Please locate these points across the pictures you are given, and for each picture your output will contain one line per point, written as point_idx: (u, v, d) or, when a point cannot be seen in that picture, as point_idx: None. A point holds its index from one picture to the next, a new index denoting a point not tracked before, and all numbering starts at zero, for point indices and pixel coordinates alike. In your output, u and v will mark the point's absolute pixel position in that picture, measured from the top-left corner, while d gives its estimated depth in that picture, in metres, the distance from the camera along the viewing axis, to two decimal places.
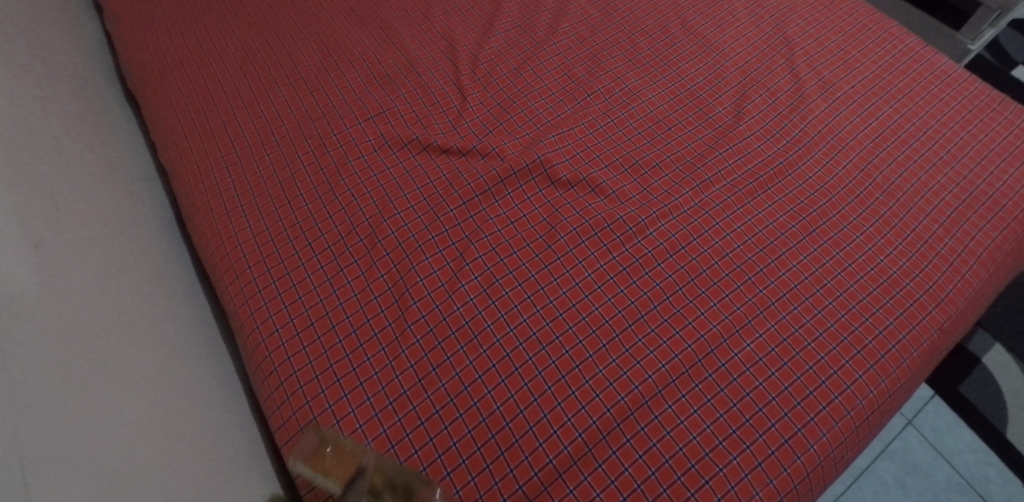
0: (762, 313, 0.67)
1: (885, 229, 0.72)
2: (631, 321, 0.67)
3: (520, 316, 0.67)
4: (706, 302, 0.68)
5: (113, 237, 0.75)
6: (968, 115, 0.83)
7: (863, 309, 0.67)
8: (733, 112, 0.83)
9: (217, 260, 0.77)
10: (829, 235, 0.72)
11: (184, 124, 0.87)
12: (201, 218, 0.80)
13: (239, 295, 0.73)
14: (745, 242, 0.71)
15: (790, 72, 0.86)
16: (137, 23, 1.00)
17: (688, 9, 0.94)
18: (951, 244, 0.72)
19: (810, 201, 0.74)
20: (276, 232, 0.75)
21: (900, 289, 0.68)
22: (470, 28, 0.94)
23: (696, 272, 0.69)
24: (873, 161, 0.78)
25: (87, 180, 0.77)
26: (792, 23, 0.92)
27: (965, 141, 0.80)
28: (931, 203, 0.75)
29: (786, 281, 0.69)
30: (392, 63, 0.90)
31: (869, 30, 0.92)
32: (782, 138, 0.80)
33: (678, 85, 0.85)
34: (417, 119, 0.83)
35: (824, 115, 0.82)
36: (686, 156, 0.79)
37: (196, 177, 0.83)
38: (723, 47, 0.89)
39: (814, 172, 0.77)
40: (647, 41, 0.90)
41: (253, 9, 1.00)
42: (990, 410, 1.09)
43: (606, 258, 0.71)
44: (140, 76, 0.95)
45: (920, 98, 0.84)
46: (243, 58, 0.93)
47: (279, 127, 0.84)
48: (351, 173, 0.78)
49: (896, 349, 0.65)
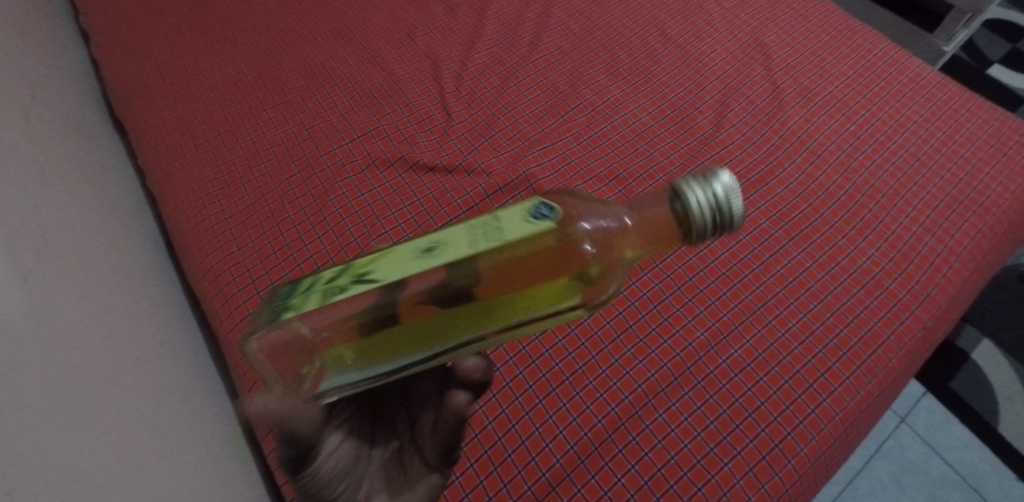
0: (748, 319, 0.68)
1: (866, 231, 0.74)
2: (620, 330, 0.67)
3: None
4: (693, 310, 0.68)
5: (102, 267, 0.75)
6: (944, 116, 0.84)
7: (848, 311, 0.68)
8: (714, 120, 0.84)
9: (208, 285, 0.77)
10: (811, 239, 0.73)
11: (172, 150, 0.88)
12: (190, 244, 0.81)
13: (230, 319, 0.73)
14: (729, 249, 0.72)
15: (768, 80, 0.87)
16: (123, 52, 1.01)
17: (666, 21, 0.96)
18: (931, 244, 0.73)
19: (792, 206, 0.76)
20: (265, 255, 0.76)
21: (882, 290, 0.70)
22: (453, 45, 0.95)
23: (682, 281, 0.70)
24: (852, 165, 0.79)
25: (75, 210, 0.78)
26: (768, 32, 0.94)
27: (940, 142, 0.82)
28: (910, 204, 0.76)
29: (771, 286, 0.70)
30: (377, 83, 0.91)
31: (844, 37, 0.94)
32: (763, 145, 0.81)
33: (659, 96, 0.87)
34: (403, 137, 0.84)
35: (802, 121, 0.83)
36: (670, 166, 0.80)
37: (185, 203, 0.83)
38: (702, 57, 0.91)
39: (794, 177, 0.78)
40: (627, 53, 0.92)
41: (237, 33, 1.00)
42: (982, 405, 1.10)
43: None
44: (128, 104, 0.96)
45: (896, 101, 0.86)
46: (228, 82, 0.93)
47: (267, 149, 0.85)
48: (339, 194, 0.79)
49: (881, 349, 0.66)
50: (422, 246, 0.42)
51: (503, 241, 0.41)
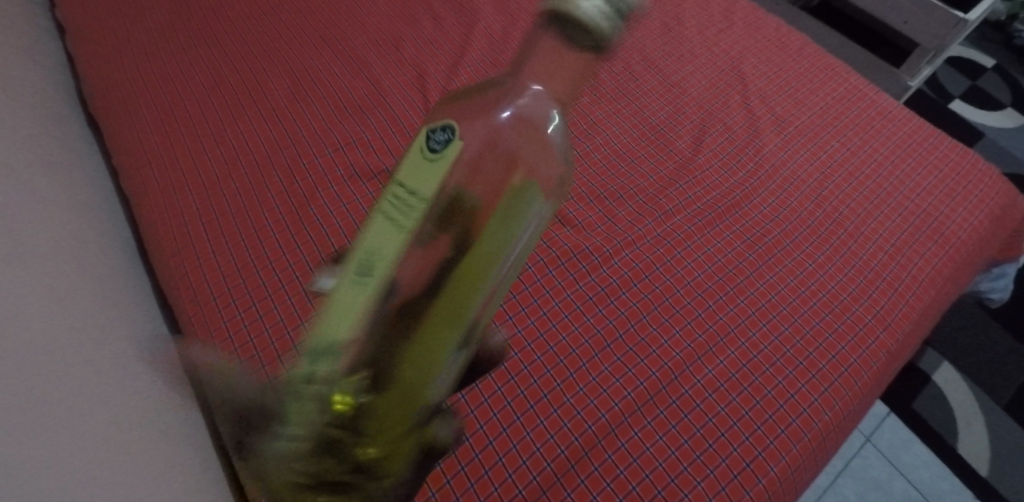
0: (723, 340, 0.69)
1: (835, 257, 0.76)
2: (598, 349, 0.68)
3: None
4: (669, 330, 0.70)
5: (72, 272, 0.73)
6: (909, 148, 0.88)
7: (817, 334, 0.70)
8: (693, 144, 0.86)
9: (182, 292, 0.76)
10: (783, 263, 0.75)
11: (149, 153, 0.86)
12: (165, 249, 0.79)
13: (204, 328, 0.72)
14: (705, 271, 0.74)
15: (745, 108, 0.90)
16: (102, 51, 0.99)
17: (649, 46, 0.98)
18: (896, 271, 0.76)
19: (766, 230, 0.78)
20: (243, 263, 0.75)
21: (850, 314, 0.72)
22: (440, 59, 0.96)
23: (660, 301, 0.72)
24: (823, 193, 0.82)
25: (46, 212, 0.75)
26: (746, 61, 0.97)
27: (905, 173, 0.86)
28: (877, 232, 0.79)
29: (745, 309, 0.71)
30: (363, 93, 0.91)
31: (817, 69, 0.98)
32: (739, 170, 0.84)
33: (640, 118, 0.89)
34: (387, 149, 0.84)
35: (777, 148, 0.86)
36: (650, 187, 0.82)
37: (161, 207, 0.82)
38: (682, 83, 0.93)
39: (768, 203, 0.81)
40: (611, 76, 0.94)
41: (221, 37, 1.00)
42: (942, 426, 1.14)
43: (573, 287, 0.72)
44: (104, 104, 0.94)
45: (864, 132, 0.90)
46: (210, 87, 0.92)
47: (248, 156, 0.84)
48: (321, 203, 0.79)
49: (848, 372, 0.68)
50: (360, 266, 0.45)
51: (420, 193, 0.45)
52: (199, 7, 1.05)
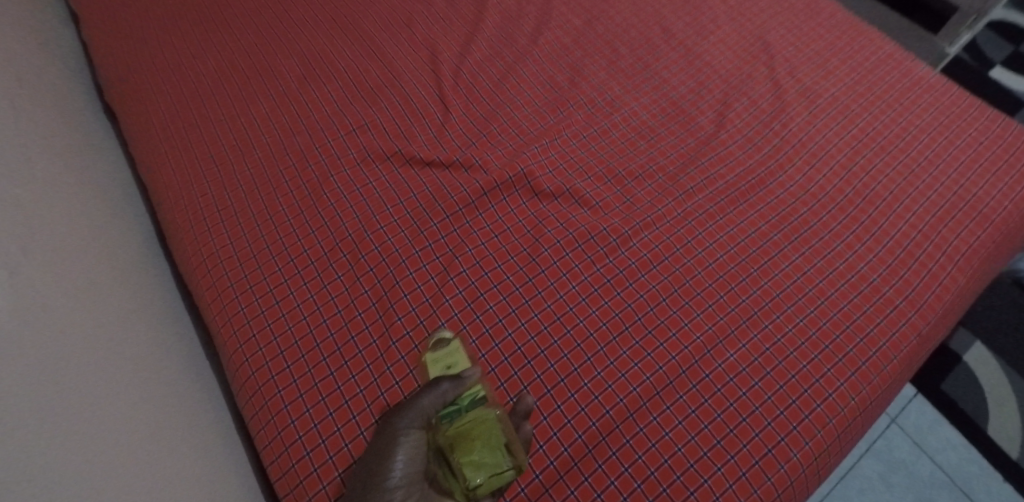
0: (745, 323, 0.67)
1: (865, 236, 0.73)
2: (616, 333, 0.67)
3: (505, 331, 0.67)
4: (690, 313, 0.68)
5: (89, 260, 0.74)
6: (945, 120, 0.84)
7: (844, 317, 0.68)
8: (715, 120, 0.83)
9: (199, 278, 0.76)
10: (810, 243, 0.72)
11: (165, 138, 0.86)
12: (182, 235, 0.79)
13: (221, 313, 0.72)
14: (727, 252, 0.72)
15: (771, 80, 0.86)
16: (115, 38, 0.99)
17: (669, 17, 0.94)
18: (929, 251, 0.73)
19: (792, 209, 0.75)
20: (258, 249, 0.75)
21: (879, 296, 0.69)
22: (452, 37, 0.93)
23: (680, 284, 0.70)
24: (853, 169, 0.78)
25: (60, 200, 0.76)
26: (772, 31, 0.92)
27: (942, 147, 0.81)
28: (910, 209, 0.76)
29: (768, 291, 0.69)
30: (374, 74, 0.89)
31: (848, 38, 0.93)
32: (763, 147, 0.80)
33: (660, 93, 0.86)
34: (400, 131, 0.83)
35: (804, 123, 0.82)
36: (669, 166, 0.79)
37: (176, 193, 0.82)
38: (704, 55, 0.89)
39: (794, 180, 0.77)
40: (629, 50, 0.91)
41: (232, 20, 0.99)
42: (973, 406, 1.10)
43: (591, 270, 0.71)
44: (119, 91, 0.94)
45: (898, 104, 0.85)
46: (223, 71, 0.92)
47: (261, 141, 0.83)
48: (334, 187, 0.78)
49: (877, 356, 0.66)
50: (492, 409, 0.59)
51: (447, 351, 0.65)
52: None
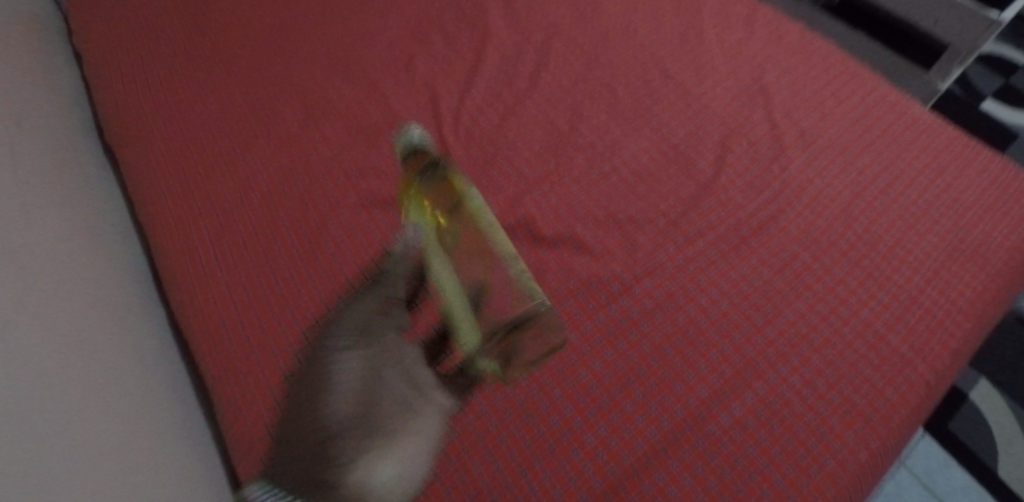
0: (750, 375, 0.66)
1: (868, 282, 0.73)
2: (619, 385, 0.66)
3: (507, 385, 0.66)
4: (694, 365, 0.67)
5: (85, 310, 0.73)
6: (944, 162, 0.84)
7: (851, 367, 0.67)
8: (715, 164, 0.83)
9: (195, 327, 0.75)
10: (813, 290, 0.72)
11: (162, 181, 0.86)
12: (178, 281, 0.78)
13: (217, 364, 0.71)
14: (730, 300, 0.71)
15: (769, 123, 0.87)
16: (116, 80, 0.99)
17: (667, 59, 0.95)
18: (933, 296, 0.72)
19: (794, 255, 0.75)
20: (255, 296, 0.74)
21: (886, 345, 0.69)
22: (452, 79, 0.94)
23: (683, 334, 0.69)
24: (854, 213, 0.78)
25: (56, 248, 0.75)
26: (769, 73, 0.93)
27: (942, 190, 0.81)
28: (912, 254, 0.75)
29: (773, 341, 0.68)
30: (374, 117, 0.89)
31: (844, 79, 0.93)
32: (764, 191, 0.80)
33: (659, 136, 0.86)
34: (400, 175, 0.83)
35: (803, 167, 0.82)
36: (670, 211, 0.79)
37: (173, 238, 0.81)
38: (702, 98, 0.90)
39: (796, 224, 0.77)
40: (628, 92, 0.91)
41: (233, 61, 0.99)
42: (980, 445, 1.09)
43: (592, 320, 0.70)
44: (119, 134, 0.94)
45: (896, 146, 0.85)
46: (223, 112, 0.92)
47: (260, 184, 0.83)
48: (333, 233, 0.77)
49: (886, 407, 0.65)
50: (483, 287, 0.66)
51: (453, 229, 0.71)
52: (211, 31, 1.04)
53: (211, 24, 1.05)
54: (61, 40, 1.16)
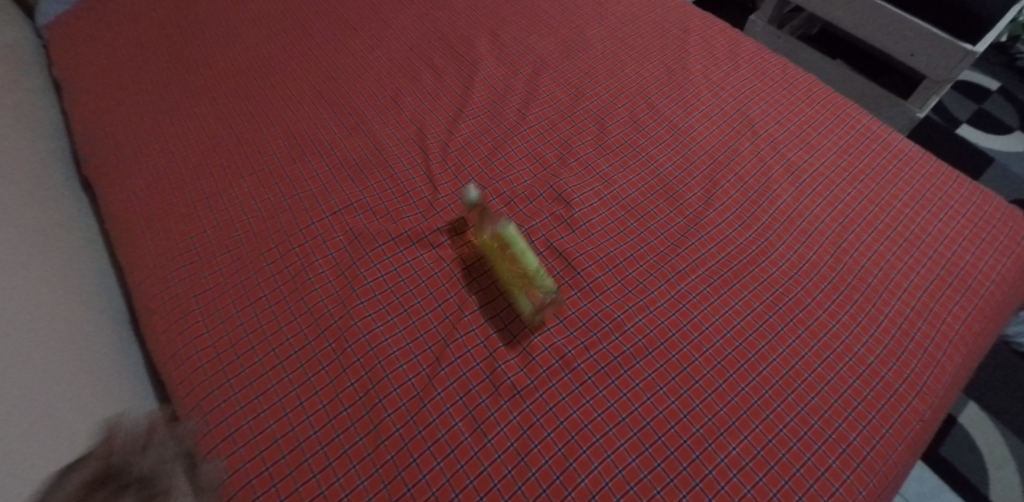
0: (745, 413, 0.65)
1: (859, 315, 0.73)
2: (612, 424, 0.64)
3: (497, 425, 0.64)
4: (689, 404, 0.66)
5: (49, 358, 0.70)
6: (928, 193, 0.85)
7: (845, 403, 0.66)
8: (703, 198, 0.83)
9: (173, 370, 0.72)
10: (805, 324, 0.72)
11: (142, 219, 0.84)
12: (156, 323, 0.76)
13: (196, 409, 0.69)
14: (723, 336, 0.70)
15: (756, 156, 0.88)
16: (96, 114, 0.98)
17: (653, 93, 0.96)
18: (924, 329, 0.72)
19: (785, 289, 0.74)
20: (237, 338, 0.71)
21: (879, 380, 0.68)
22: (440, 113, 0.94)
23: (677, 371, 0.68)
24: (842, 245, 0.79)
25: (20, 297, 0.72)
26: (754, 106, 0.94)
27: (927, 221, 0.82)
28: (901, 286, 0.75)
29: (768, 377, 0.68)
30: (361, 151, 0.88)
31: (827, 111, 0.94)
32: (753, 224, 0.80)
33: (648, 170, 0.86)
34: (387, 211, 0.81)
35: (791, 200, 0.83)
36: (660, 246, 0.78)
37: (152, 277, 0.79)
38: (689, 131, 0.91)
39: (786, 257, 0.77)
40: (616, 126, 0.92)
41: (217, 94, 0.98)
42: (974, 469, 1.08)
43: (583, 357, 0.69)
44: (97, 169, 0.92)
45: (881, 178, 0.86)
46: (205, 147, 0.90)
47: (243, 221, 0.81)
48: (318, 271, 0.76)
49: (881, 444, 0.64)
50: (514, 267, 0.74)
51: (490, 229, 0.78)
52: (196, 64, 1.03)
53: (196, 56, 1.04)
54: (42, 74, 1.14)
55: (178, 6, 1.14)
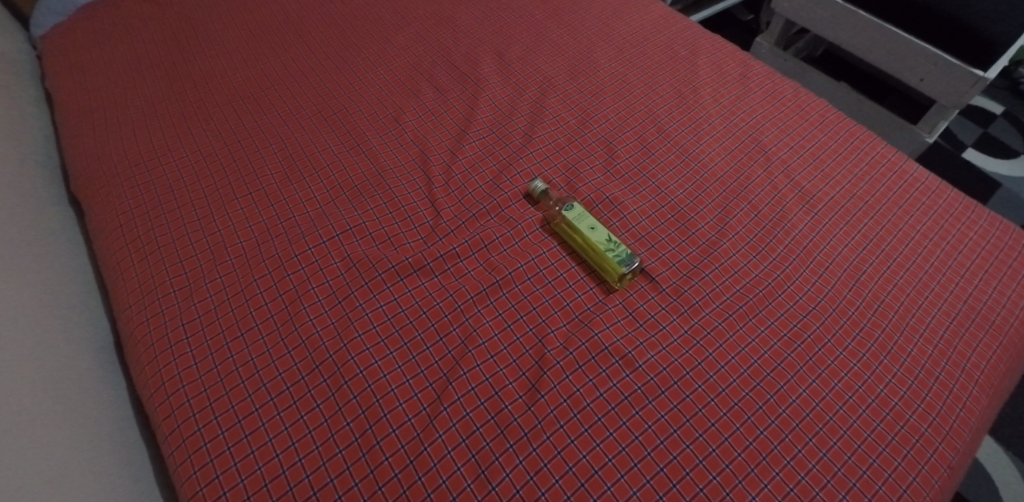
0: (765, 458, 0.61)
1: (881, 353, 0.69)
2: (623, 470, 0.60)
3: (502, 470, 0.60)
4: (704, 448, 0.62)
5: (25, 393, 0.66)
6: (946, 224, 0.82)
7: (869, 448, 0.63)
8: (716, 227, 0.80)
9: (156, 405, 0.68)
10: (825, 364, 0.68)
11: (130, 242, 0.80)
12: (140, 353, 0.72)
13: (181, 449, 0.64)
14: (740, 375, 0.67)
15: (769, 184, 0.85)
16: (87, 130, 0.94)
17: (663, 116, 0.93)
18: (948, 368, 0.69)
19: (803, 325, 0.71)
20: (226, 371, 0.68)
21: (903, 423, 0.65)
22: (444, 133, 0.91)
23: (691, 412, 0.64)
24: (861, 278, 0.76)
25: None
26: (766, 131, 0.92)
27: (946, 253, 0.79)
28: (923, 322, 0.72)
29: (787, 420, 0.64)
30: (361, 173, 0.85)
31: (841, 137, 0.92)
32: (768, 256, 0.77)
33: (659, 197, 0.83)
34: (387, 236, 0.78)
35: (806, 229, 0.80)
36: (672, 277, 0.75)
37: (138, 304, 0.75)
38: (701, 157, 0.88)
39: (803, 291, 0.74)
40: (625, 149, 0.89)
41: (213, 110, 0.95)
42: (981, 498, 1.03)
43: (593, 395, 0.65)
44: (86, 188, 0.89)
45: (898, 208, 0.83)
46: (199, 166, 0.87)
47: (236, 244, 0.78)
48: (314, 299, 0.72)
49: (908, 493, 0.60)
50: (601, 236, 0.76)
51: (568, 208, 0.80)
52: (192, 79, 1.01)
53: (194, 71, 1.02)
54: (35, 90, 1.11)
55: (176, 20, 1.12)
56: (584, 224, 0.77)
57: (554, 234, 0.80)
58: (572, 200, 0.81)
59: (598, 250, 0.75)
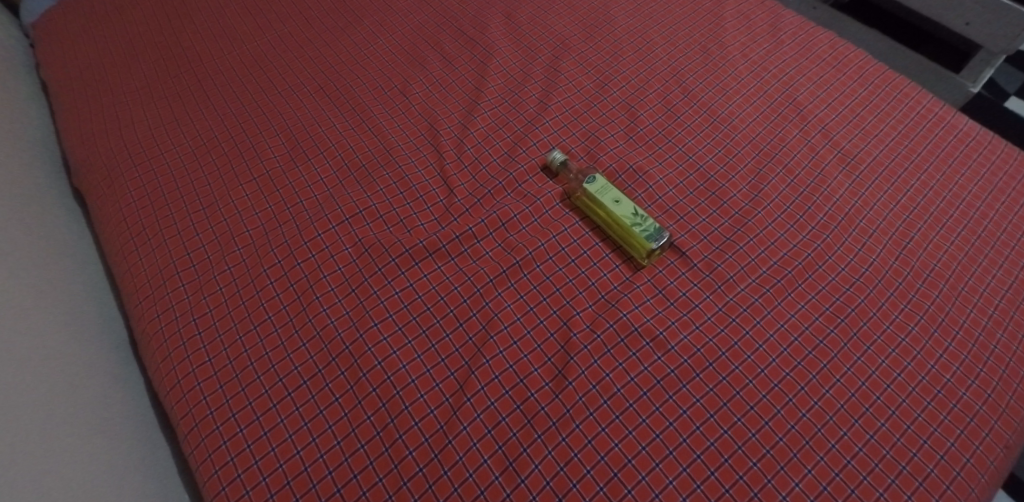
0: (809, 442, 0.58)
1: (931, 326, 0.65)
2: (658, 459, 0.57)
3: (531, 462, 0.58)
4: (743, 433, 0.58)
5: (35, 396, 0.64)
6: (1000, 183, 0.76)
7: (920, 429, 0.59)
8: (749, 195, 0.75)
9: (173, 403, 0.66)
10: (871, 339, 0.64)
11: (136, 235, 0.77)
12: (154, 350, 0.70)
13: (200, 448, 0.63)
14: (780, 355, 0.63)
15: (806, 145, 0.79)
16: (84, 119, 0.91)
17: (688, 76, 0.87)
18: (1004, 341, 0.64)
19: (846, 298, 0.67)
20: (241, 366, 0.65)
21: (956, 401, 0.60)
22: (453, 105, 0.86)
23: (729, 396, 0.61)
24: (908, 246, 0.70)
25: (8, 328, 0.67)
26: (801, 88, 0.85)
27: (999, 215, 0.73)
28: (976, 291, 0.67)
29: (831, 401, 0.60)
30: (368, 151, 0.81)
31: (882, 91, 0.85)
32: (806, 224, 0.72)
33: (686, 164, 0.78)
34: (399, 218, 0.74)
35: (848, 194, 0.74)
36: (704, 250, 0.71)
37: (148, 298, 0.73)
38: (731, 119, 0.82)
39: (846, 261, 0.69)
40: (648, 114, 0.83)
41: (212, 91, 0.91)
42: None
43: (623, 381, 0.62)
44: (88, 179, 0.86)
45: (947, 167, 0.77)
46: (201, 152, 0.83)
47: (243, 233, 0.74)
48: (327, 288, 0.69)
49: (962, 477, 0.56)
50: (626, 211, 0.71)
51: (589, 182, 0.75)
52: (189, 59, 0.96)
53: (190, 50, 0.97)
54: (31, 79, 1.08)
55: None
56: (606, 198, 0.72)
57: (576, 209, 0.75)
58: (594, 171, 0.76)
59: (623, 225, 0.70)
